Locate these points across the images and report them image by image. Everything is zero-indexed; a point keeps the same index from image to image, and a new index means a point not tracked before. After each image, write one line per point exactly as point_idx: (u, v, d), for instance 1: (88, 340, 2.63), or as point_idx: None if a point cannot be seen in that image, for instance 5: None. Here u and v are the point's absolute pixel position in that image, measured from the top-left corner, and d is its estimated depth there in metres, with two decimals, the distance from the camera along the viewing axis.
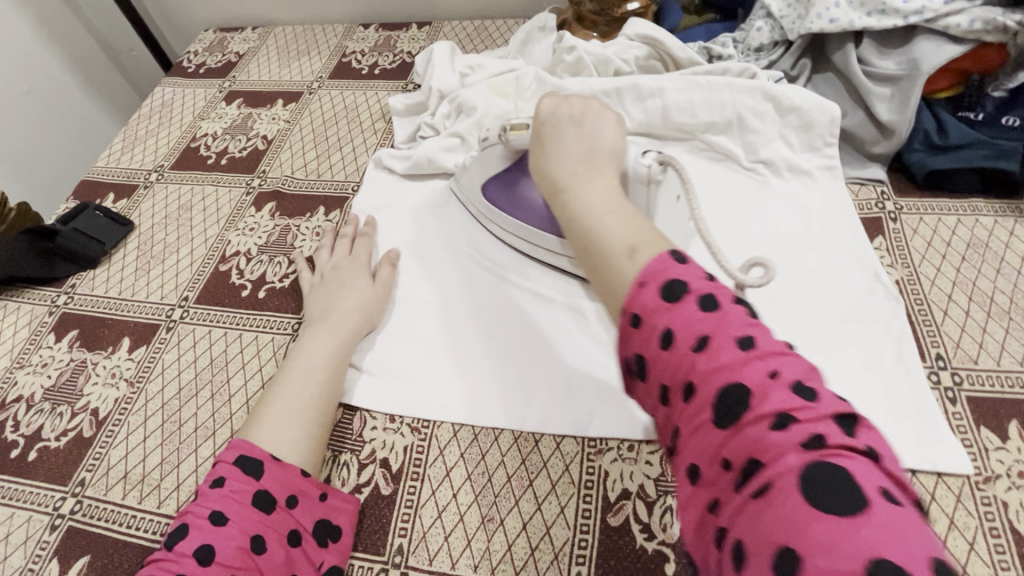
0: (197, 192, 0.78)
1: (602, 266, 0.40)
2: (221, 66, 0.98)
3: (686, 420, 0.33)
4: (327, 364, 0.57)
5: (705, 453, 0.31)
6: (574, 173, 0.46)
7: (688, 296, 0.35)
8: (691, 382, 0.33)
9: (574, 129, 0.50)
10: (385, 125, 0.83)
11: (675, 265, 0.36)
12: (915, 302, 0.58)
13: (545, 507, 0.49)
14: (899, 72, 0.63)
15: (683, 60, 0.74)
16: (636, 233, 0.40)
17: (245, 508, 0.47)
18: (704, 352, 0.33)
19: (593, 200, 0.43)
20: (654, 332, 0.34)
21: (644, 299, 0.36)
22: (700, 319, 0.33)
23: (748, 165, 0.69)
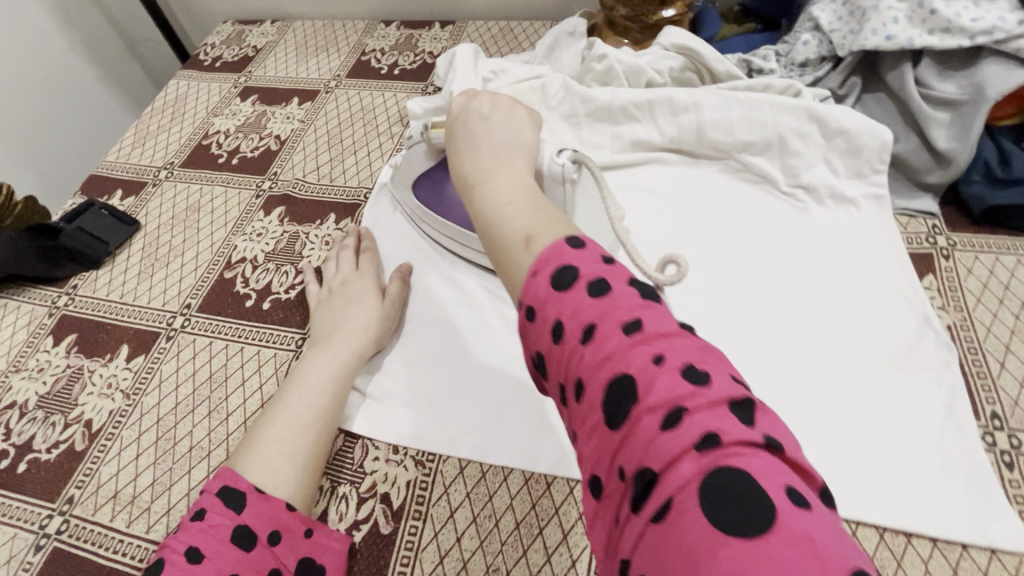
0: (205, 192, 0.75)
1: (501, 255, 0.37)
2: (238, 60, 0.95)
3: (583, 423, 0.30)
4: (326, 388, 0.54)
5: (604, 461, 0.29)
6: (482, 167, 0.43)
7: (580, 282, 0.32)
8: (582, 380, 0.30)
9: (483, 125, 0.47)
10: (402, 129, 0.79)
11: (568, 251, 0.33)
12: (969, 351, 0.53)
13: (555, 560, 0.46)
14: (961, 96, 0.57)
15: (721, 72, 0.69)
16: (537, 220, 0.37)
17: (222, 544, 0.43)
18: (592, 344, 0.30)
19: (501, 189, 0.40)
20: (547, 325, 0.32)
21: (538, 290, 0.33)
22: (589, 307, 0.31)
23: (787, 190, 0.64)
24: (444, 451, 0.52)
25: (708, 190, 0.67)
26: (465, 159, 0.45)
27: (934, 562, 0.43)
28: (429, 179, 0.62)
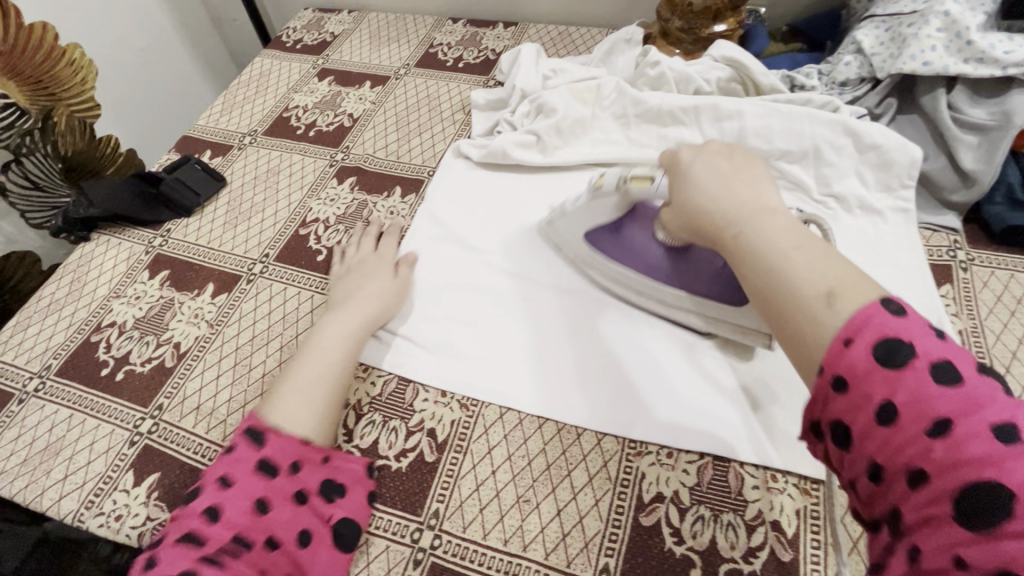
0: (285, 158, 0.84)
1: (790, 312, 0.35)
2: (317, 44, 1.04)
3: (911, 511, 0.28)
4: (343, 347, 0.58)
5: (931, 545, 0.26)
6: (743, 205, 0.42)
7: (919, 361, 0.29)
8: (921, 468, 0.27)
9: (728, 163, 0.46)
10: (464, 117, 0.87)
11: (884, 315, 0.31)
12: (977, 354, 0.57)
13: (580, 498, 0.52)
14: (990, 122, 0.62)
15: (765, 86, 0.74)
16: (839, 272, 0.34)
17: (249, 473, 0.48)
18: (945, 437, 0.27)
19: (779, 230, 0.39)
20: (870, 401, 0.29)
21: (853, 358, 0.30)
22: (940, 395, 0.28)
23: (818, 198, 0.69)
24: (484, 398, 0.58)
25: None
26: (717, 199, 0.44)
27: None
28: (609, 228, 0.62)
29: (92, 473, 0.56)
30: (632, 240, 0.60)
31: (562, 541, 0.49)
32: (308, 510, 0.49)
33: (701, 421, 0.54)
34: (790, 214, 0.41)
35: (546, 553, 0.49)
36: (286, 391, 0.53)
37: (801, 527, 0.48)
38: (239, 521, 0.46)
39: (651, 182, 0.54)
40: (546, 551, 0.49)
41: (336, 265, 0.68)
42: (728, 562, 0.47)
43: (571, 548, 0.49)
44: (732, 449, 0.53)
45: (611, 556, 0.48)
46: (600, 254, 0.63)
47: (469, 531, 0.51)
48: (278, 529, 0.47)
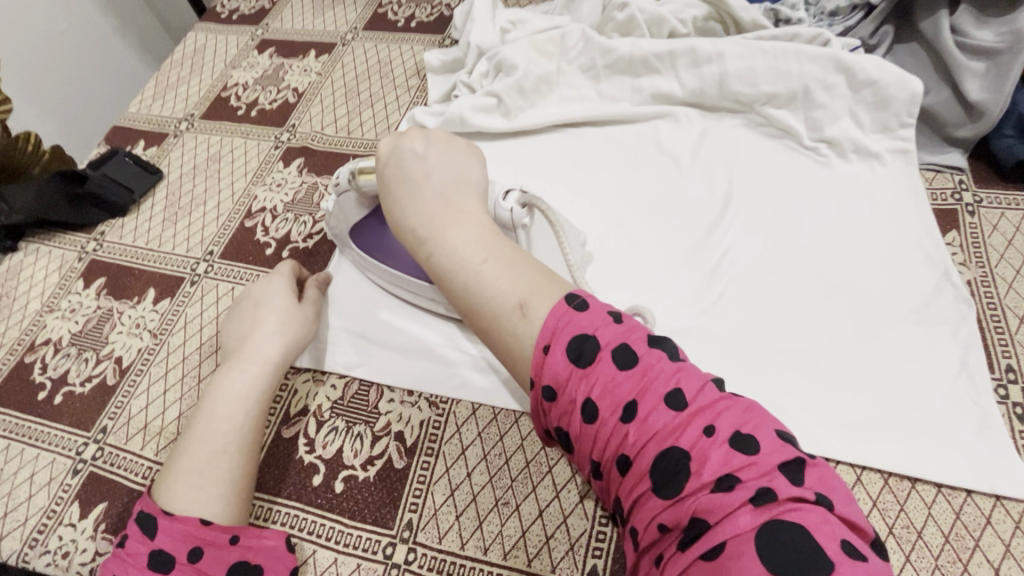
0: (226, 143, 0.76)
1: (494, 323, 0.39)
2: (255, 12, 0.95)
3: (625, 492, 0.32)
4: (243, 406, 0.49)
5: (642, 511, 0.31)
6: (431, 215, 0.43)
7: (602, 354, 0.34)
8: (627, 454, 0.32)
9: (420, 163, 0.45)
10: (419, 82, 0.79)
11: (569, 317, 0.35)
12: (988, 306, 0.52)
13: (564, 496, 0.47)
14: (999, 44, 0.55)
15: (746, 22, 0.67)
16: (524, 282, 0.39)
17: (142, 570, 0.42)
18: (635, 420, 0.32)
19: (459, 241, 0.41)
20: (574, 405, 0.34)
21: (555, 368, 0.34)
22: (622, 381, 0.33)
23: (809, 144, 0.63)
24: (454, 394, 0.53)
25: (729, 144, 0.65)
26: (409, 216, 0.44)
27: (937, 507, 0.44)
28: (369, 228, 0.55)
29: (34, 507, 0.52)
30: (390, 241, 0.55)
31: (546, 544, 0.45)
32: None
33: None
34: (484, 217, 0.43)
35: (529, 559, 0.45)
36: (178, 466, 0.46)
37: None
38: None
39: None
40: (528, 558, 0.45)
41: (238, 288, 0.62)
42: None
43: (556, 552, 0.45)
44: None
45: (599, 558, 0.44)
46: (368, 254, 0.57)
47: (445, 541, 0.46)
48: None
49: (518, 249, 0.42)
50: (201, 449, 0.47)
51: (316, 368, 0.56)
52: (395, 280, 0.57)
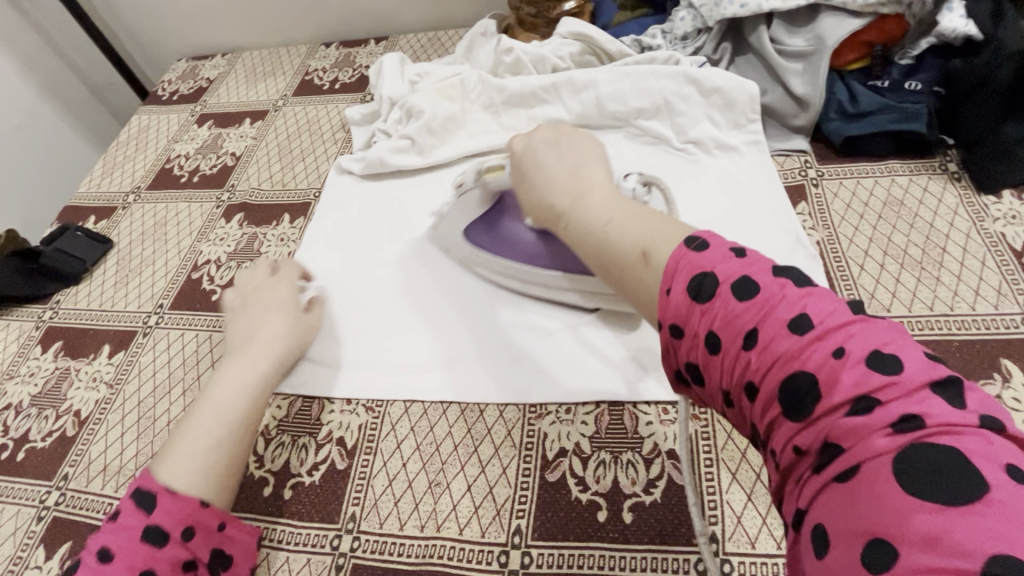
0: (171, 208, 0.83)
1: (619, 272, 0.40)
2: (194, 91, 1.04)
3: (757, 418, 0.32)
4: (244, 400, 0.54)
5: (778, 437, 0.30)
6: (568, 192, 0.47)
7: (722, 286, 0.33)
8: (752, 381, 0.31)
9: (555, 152, 0.51)
10: (345, 135, 0.88)
11: (690, 254, 0.35)
12: (835, 259, 0.62)
13: (488, 469, 0.53)
14: (808, 47, 0.67)
15: (615, 52, 0.78)
16: (649, 231, 0.39)
17: (135, 539, 0.45)
18: (755, 345, 0.31)
19: (597, 207, 0.44)
20: (699, 337, 0.34)
21: (674, 302, 0.35)
22: (742, 311, 0.32)
23: (679, 146, 0.73)
24: (388, 396, 0.59)
25: (614, 153, 0.75)
26: (550, 193, 0.48)
27: None
28: (484, 221, 0.64)
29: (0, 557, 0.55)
30: (503, 229, 0.63)
31: (475, 513, 0.51)
32: None
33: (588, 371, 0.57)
34: (610, 190, 0.46)
35: (460, 528, 0.50)
36: (179, 448, 0.50)
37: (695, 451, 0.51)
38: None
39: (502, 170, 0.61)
40: (459, 527, 0.50)
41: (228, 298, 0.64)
42: (630, 498, 0.50)
43: (484, 518, 0.50)
44: (635, 389, 0.55)
45: (522, 517, 0.50)
46: (481, 248, 0.64)
47: (385, 525, 0.51)
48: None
49: (649, 210, 0.43)
50: (205, 437, 0.51)
51: None
52: (504, 270, 0.64)
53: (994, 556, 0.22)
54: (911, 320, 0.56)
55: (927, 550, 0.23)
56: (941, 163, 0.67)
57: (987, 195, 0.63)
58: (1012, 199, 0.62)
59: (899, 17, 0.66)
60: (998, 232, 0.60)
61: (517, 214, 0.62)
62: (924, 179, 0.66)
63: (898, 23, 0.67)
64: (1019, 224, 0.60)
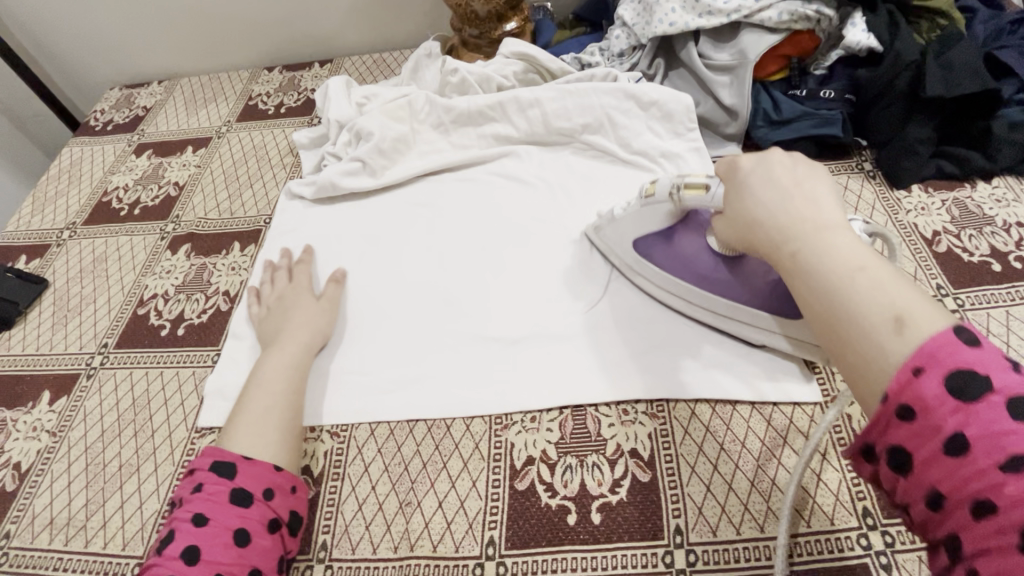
0: (110, 243, 0.80)
1: (855, 334, 0.34)
2: (129, 121, 1.01)
3: (970, 537, 0.28)
4: (280, 380, 0.58)
5: (993, 562, 0.27)
6: (797, 220, 0.41)
7: (995, 394, 0.28)
8: (989, 501, 0.27)
9: (794, 171, 0.44)
10: (294, 159, 0.87)
11: (964, 347, 0.30)
12: None
13: (458, 484, 0.54)
14: (733, 62, 0.73)
15: (556, 70, 0.81)
16: (906, 296, 0.34)
17: (225, 506, 0.48)
18: (1018, 473, 0.27)
19: (841, 251, 0.37)
20: (939, 432, 0.29)
21: (924, 389, 0.30)
22: (1014, 429, 0.27)
23: (625, 158, 0.77)
24: (317, 421, 0.59)
25: (564, 168, 0.78)
26: (777, 211, 0.42)
27: (753, 419, 0.54)
28: (657, 243, 0.60)
29: None
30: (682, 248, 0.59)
31: (447, 529, 0.51)
32: (253, 551, 0.46)
33: (552, 380, 0.59)
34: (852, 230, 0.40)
35: (433, 545, 0.51)
36: (241, 420, 0.54)
37: (654, 449, 0.54)
38: (222, 558, 0.45)
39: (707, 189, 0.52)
40: (433, 544, 0.51)
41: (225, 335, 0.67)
42: (598, 499, 0.52)
43: (457, 533, 0.51)
44: (598, 393, 0.58)
45: (494, 528, 0.51)
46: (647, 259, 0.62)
47: (358, 550, 0.51)
48: (262, 557, 0.47)
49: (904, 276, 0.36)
50: (260, 406, 0.55)
51: (220, 425, 0.60)
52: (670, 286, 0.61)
53: None
54: None
55: None
56: (858, 163, 0.73)
57: (899, 189, 0.69)
58: (920, 193, 0.69)
59: (812, 33, 0.73)
60: (911, 223, 0.66)
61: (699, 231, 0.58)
62: (844, 178, 0.72)
63: (811, 39, 0.73)
64: (928, 215, 0.67)
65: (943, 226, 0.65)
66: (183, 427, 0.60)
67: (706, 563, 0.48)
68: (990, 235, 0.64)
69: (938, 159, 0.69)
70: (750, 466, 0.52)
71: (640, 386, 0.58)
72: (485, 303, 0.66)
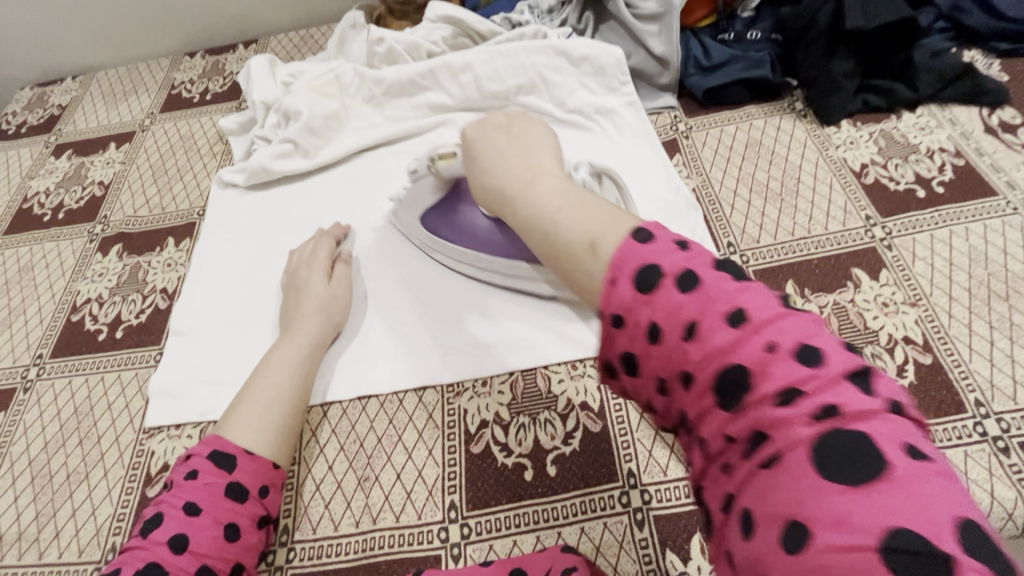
0: (36, 251, 0.76)
1: (566, 263, 0.37)
2: (45, 121, 0.95)
3: (688, 407, 0.31)
4: (292, 371, 0.55)
5: (711, 427, 0.30)
6: (521, 181, 0.43)
7: (666, 280, 0.32)
8: (688, 371, 0.31)
9: (509, 147, 0.47)
10: (224, 147, 0.84)
11: (639, 248, 0.34)
12: (710, 204, 0.67)
13: (415, 454, 0.54)
14: (659, 9, 0.74)
15: (485, 32, 0.79)
16: (597, 221, 0.37)
17: (218, 497, 0.46)
18: (695, 339, 0.31)
19: (550, 196, 0.41)
20: (640, 326, 0.32)
21: (620, 294, 0.33)
22: (684, 303, 0.31)
23: (562, 117, 0.75)
24: (325, 399, 0.58)
25: None
26: (510, 177, 0.44)
27: None
28: (437, 216, 0.63)
29: None
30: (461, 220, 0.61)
31: (408, 499, 0.52)
32: (239, 546, 0.46)
33: (498, 344, 0.59)
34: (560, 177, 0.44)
35: (396, 517, 0.51)
36: (240, 413, 0.51)
37: (604, 400, 0.55)
38: (208, 551, 0.44)
39: (455, 157, 0.56)
40: (395, 516, 0.51)
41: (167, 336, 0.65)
42: (553, 453, 0.53)
43: (418, 502, 0.52)
44: (549, 352, 0.58)
45: (455, 493, 0.52)
46: (436, 236, 0.64)
47: (319, 530, 0.51)
48: (246, 554, 0.46)
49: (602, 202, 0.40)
50: (263, 397, 0.52)
51: (168, 424, 0.58)
52: (471, 261, 0.62)
53: (891, 531, 0.23)
54: (777, 248, 0.62)
55: (836, 529, 0.24)
56: (789, 103, 0.73)
57: (829, 125, 0.70)
58: (849, 127, 0.70)
59: None
60: (841, 157, 0.67)
61: (474, 200, 0.61)
62: (777, 119, 0.72)
63: None
64: (856, 148, 0.68)
65: (870, 158, 0.67)
66: (130, 429, 0.59)
67: (660, 500, 0.49)
68: (915, 163, 0.65)
69: (863, 93, 0.70)
70: None
71: (587, 342, 0.58)
72: (437, 275, 0.65)
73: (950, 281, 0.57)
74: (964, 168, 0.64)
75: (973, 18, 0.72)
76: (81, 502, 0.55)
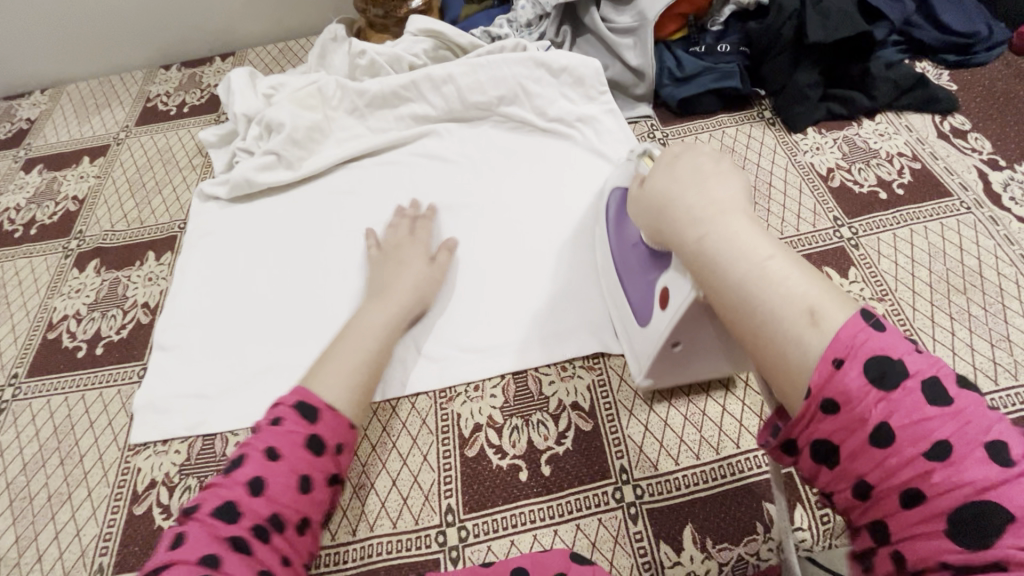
0: (8, 268, 0.74)
1: (767, 326, 0.34)
2: (13, 135, 0.92)
3: (898, 522, 0.28)
4: (379, 339, 0.56)
5: (917, 543, 0.28)
6: (712, 208, 0.39)
7: (910, 381, 0.28)
8: (913, 487, 0.28)
9: (710, 169, 0.42)
10: (204, 160, 0.83)
11: (873, 334, 0.30)
12: None
13: (410, 460, 0.54)
14: (634, 24, 0.77)
15: (466, 45, 0.81)
16: (813, 286, 0.33)
17: (297, 446, 0.45)
18: (942, 459, 0.27)
19: (746, 234, 0.37)
20: (865, 423, 0.29)
21: (848, 378, 0.29)
22: (934, 416, 0.28)
23: (544, 126, 0.77)
24: None
25: (485, 142, 0.78)
26: (700, 200, 0.40)
27: None
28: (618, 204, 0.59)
29: None
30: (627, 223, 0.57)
31: (405, 505, 0.52)
32: (306, 502, 0.45)
33: (486, 348, 0.60)
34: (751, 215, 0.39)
35: (393, 523, 0.51)
36: (326, 367, 0.52)
37: (594, 399, 0.56)
38: (281, 498, 0.43)
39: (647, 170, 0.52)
40: (392, 522, 0.51)
41: (151, 351, 0.64)
42: (547, 452, 0.54)
43: (415, 507, 0.52)
44: (540, 355, 0.59)
45: (451, 496, 0.52)
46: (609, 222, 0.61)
47: None
48: (311, 510, 0.45)
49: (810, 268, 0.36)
50: (351, 356, 0.53)
51: (155, 440, 0.57)
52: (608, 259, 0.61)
53: None
54: None
55: None
56: (759, 112, 0.77)
57: (796, 133, 0.74)
58: (814, 134, 0.74)
59: None
60: (809, 162, 0.71)
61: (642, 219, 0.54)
62: (748, 127, 0.76)
63: None
64: (822, 153, 0.72)
65: (835, 163, 0.71)
66: (114, 447, 0.58)
67: (653, 494, 0.51)
68: (877, 167, 0.70)
69: (826, 101, 0.75)
70: (682, 402, 0.55)
71: (577, 344, 0.60)
72: None
73: (913, 278, 0.60)
74: (920, 171, 0.68)
75: (922, 32, 0.78)
76: (63, 524, 0.54)
